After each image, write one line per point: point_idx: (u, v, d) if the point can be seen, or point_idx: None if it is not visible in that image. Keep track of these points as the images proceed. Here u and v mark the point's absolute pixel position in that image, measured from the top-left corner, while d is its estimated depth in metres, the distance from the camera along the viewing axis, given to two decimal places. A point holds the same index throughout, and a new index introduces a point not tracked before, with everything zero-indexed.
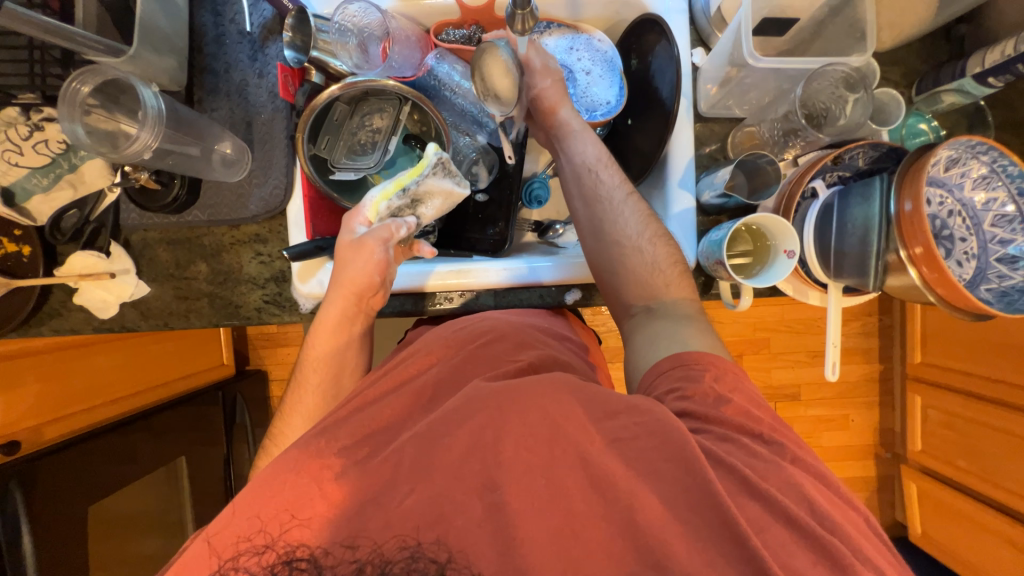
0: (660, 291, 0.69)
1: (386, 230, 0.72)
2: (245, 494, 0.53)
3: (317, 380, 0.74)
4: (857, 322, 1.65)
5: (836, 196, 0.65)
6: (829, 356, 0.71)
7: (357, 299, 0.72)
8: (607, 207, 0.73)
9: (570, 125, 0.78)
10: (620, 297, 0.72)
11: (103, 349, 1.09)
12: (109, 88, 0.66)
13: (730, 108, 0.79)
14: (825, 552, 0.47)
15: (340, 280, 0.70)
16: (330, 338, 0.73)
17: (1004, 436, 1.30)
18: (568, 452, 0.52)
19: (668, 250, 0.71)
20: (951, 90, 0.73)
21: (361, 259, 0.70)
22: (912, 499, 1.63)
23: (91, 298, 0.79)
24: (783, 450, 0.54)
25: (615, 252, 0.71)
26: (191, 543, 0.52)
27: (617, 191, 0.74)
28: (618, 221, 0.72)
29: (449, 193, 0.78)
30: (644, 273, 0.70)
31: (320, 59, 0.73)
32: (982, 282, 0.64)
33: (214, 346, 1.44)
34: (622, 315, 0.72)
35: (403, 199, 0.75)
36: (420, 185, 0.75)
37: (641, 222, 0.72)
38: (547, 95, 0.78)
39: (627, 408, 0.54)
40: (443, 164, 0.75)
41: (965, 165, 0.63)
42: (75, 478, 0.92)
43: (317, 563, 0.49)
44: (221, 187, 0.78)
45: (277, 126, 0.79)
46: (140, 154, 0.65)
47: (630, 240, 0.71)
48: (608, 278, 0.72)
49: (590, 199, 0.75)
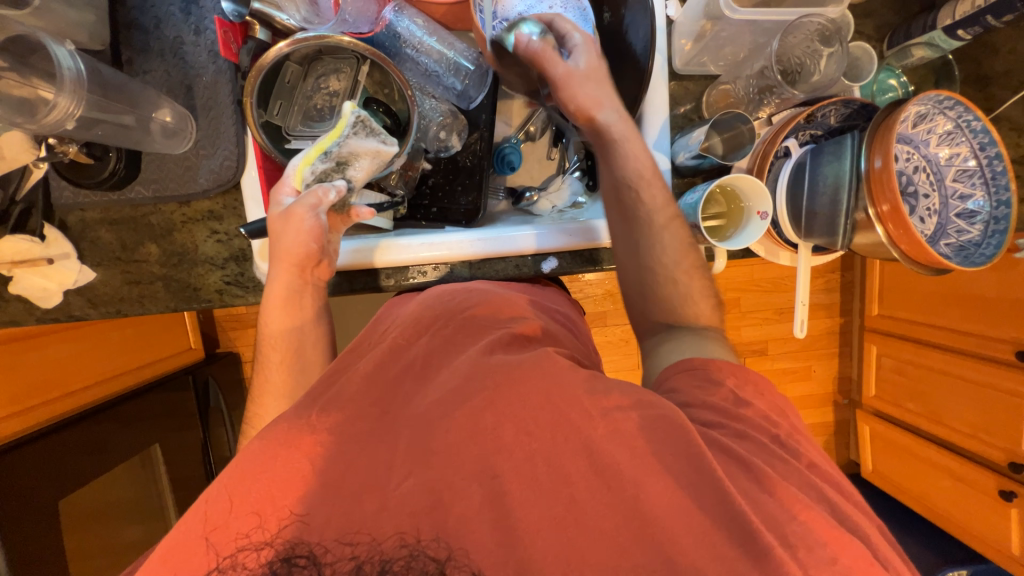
0: (691, 322, 0.69)
1: (313, 196, 0.65)
2: (237, 477, 0.49)
3: (277, 359, 0.72)
4: (821, 279, 1.71)
5: (808, 155, 0.65)
6: (798, 314, 0.72)
7: (298, 271, 0.69)
8: (644, 230, 0.69)
9: (615, 134, 0.69)
10: (647, 318, 0.72)
11: (56, 339, 1.02)
12: (17, 47, 0.57)
13: (704, 65, 0.76)
14: (813, 513, 0.49)
15: (277, 251, 0.66)
16: (284, 314, 0.70)
17: (950, 378, 1.42)
18: (570, 437, 0.52)
19: (703, 281, 0.69)
20: (921, 43, 0.72)
21: (292, 230, 0.65)
22: (865, 440, 1.75)
23: (29, 287, 0.73)
24: (783, 440, 0.55)
25: (648, 276, 0.70)
26: (184, 536, 0.47)
27: (658, 216, 0.69)
28: (654, 247, 0.69)
29: (377, 153, 0.70)
30: (676, 302, 0.69)
31: (264, 11, 0.68)
32: (941, 238, 0.66)
33: (178, 330, 1.37)
34: (644, 334, 0.73)
35: (327, 163, 0.66)
36: (343, 147, 0.66)
37: (679, 251, 0.69)
38: (586, 96, 0.68)
39: (636, 403, 0.54)
40: (364, 123, 0.65)
41: (932, 122, 0.64)
42: (40, 475, 0.89)
43: (317, 561, 0.46)
44: (165, 159, 0.72)
45: (221, 90, 0.72)
46: (62, 123, 0.58)
47: (666, 269, 0.69)
48: (637, 301, 0.72)
49: (626, 216, 0.70)
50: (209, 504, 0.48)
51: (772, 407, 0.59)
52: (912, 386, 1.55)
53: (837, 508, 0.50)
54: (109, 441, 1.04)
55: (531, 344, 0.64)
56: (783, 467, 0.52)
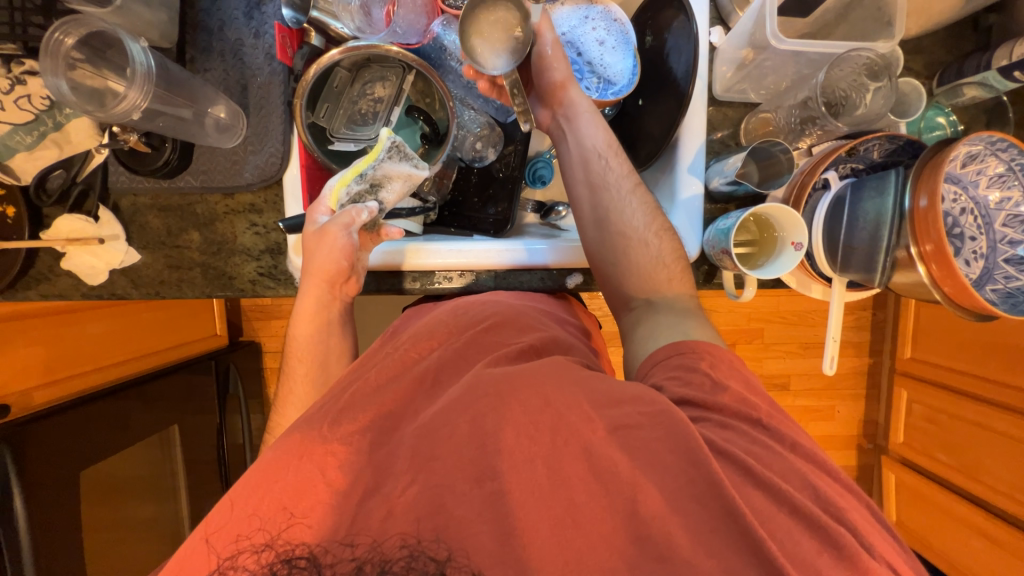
0: (662, 287, 0.70)
1: (347, 216, 0.68)
2: (245, 486, 0.50)
3: (303, 371, 0.73)
4: (850, 316, 1.66)
5: (849, 188, 0.64)
6: (828, 349, 0.70)
7: (329, 286, 0.71)
8: (612, 196, 0.72)
9: (581, 105, 0.74)
10: (622, 290, 0.72)
11: (91, 316, 1.06)
12: (95, 41, 0.61)
13: (745, 92, 0.76)
14: (830, 556, 0.47)
15: (311, 268, 0.69)
16: (311, 325, 0.73)
17: (987, 431, 1.34)
18: (569, 440, 0.52)
19: (672, 244, 0.71)
20: (973, 82, 0.70)
21: (325, 248, 0.68)
22: (889, 488, 1.68)
23: (79, 264, 0.76)
24: (774, 429, 0.55)
25: (618, 242, 0.71)
26: (189, 539, 0.48)
27: (625, 182, 0.73)
28: (623, 212, 0.71)
29: (408, 177, 0.73)
30: (649, 267, 0.70)
31: (320, 20, 0.70)
32: (988, 282, 0.63)
33: (207, 317, 1.42)
34: (622, 309, 0.73)
35: (362, 185, 0.71)
36: (377, 170, 0.70)
37: (647, 215, 0.71)
38: (556, 69, 0.74)
39: (632, 398, 0.55)
40: (398, 148, 0.70)
41: (983, 162, 0.63)
42: (66, 444, 0.92)
43: (317, 562, 0.46)
44: (216, 153, 0.75)
45: (273, 91, 0.75)
46: (128, 113, 0.62)
47: (636, 232, 0.70)
48: (610, 271, 0.72)
49: (594, 185, 0.73)
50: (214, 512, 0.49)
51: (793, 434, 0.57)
52: (944, 436, 1.47)
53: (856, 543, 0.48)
54: (132, 417, 1.07)
55: (540, 357, 0.65)
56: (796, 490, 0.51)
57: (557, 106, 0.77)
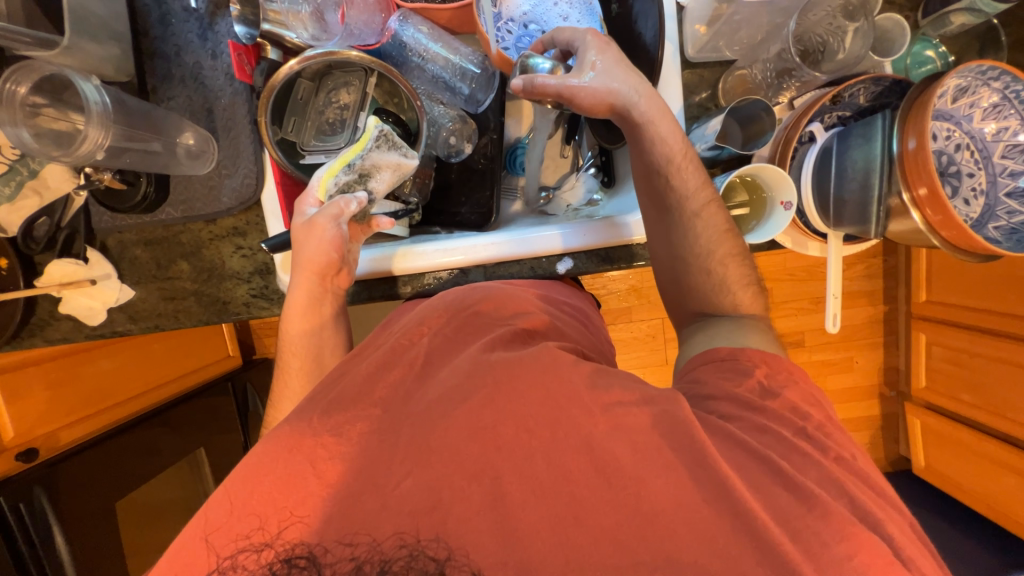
0: (725, 309, 0.68)
1: (335, 207, 0.67)
2: (239, 486, 0.50)
3: (297, 364, 0.74)
4: (860, 264, 1.62)
5: (835, 139, 0.61)
6: (829, 308, 0.68)
7: (319, 278, 0.71)
8: (678, 221, 0.67)
9: (646, 119, 0.64)
10: (682, 308, 0.72)
11: (104, 352, 1.09)
12: (50, 85, 0.61)
13: (720, 49, 0.72)
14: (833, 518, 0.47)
15: (300, 260, 0.69)
16: (304, 322, 0.73)
17: (1006, 365, 1.32)
18: (566, 429, 0.52)
19: (739, 267, 0.68)
20: (961, 9, 0.66)
21: (314, 240, 0.67)
22: (915, 434, 1.65)
23: (76, 306, 0.78)
24: (784, 417, 0.55)
25: (682, 267, 0.69)
26: (188, 537, 0.49)
27: (693, 205, 0.66)
28: (689, 238, 0.67)
29: (398, 166, 0.72)
30: (712, 292, 0.68)
31: (274, 32, 0.69)
32: (990, 220, 0.61)
33: (219, 339, 1.44)
34: (680, 322, 0.73)
35: (350, 174, 0.69)
36: (365, 160, 0.68)
37: (715, 239, 0.67)
38: (608, 82, 0.62)
39: (646, 399, 0.54)
40: (386, 138, 0.68)
41: (974, 94, 0.60)
42: (100, 478, 0.96)
43: (317, 561, 0.47)
44: (191, 181, 0.75)
45: (239, 110, 0.74)
46: (93, 153, 0.62)
47: (700, 260, 0.68)
48: (669, 288, 0.72)
49: (661, 208, 0.68)
50: (210, 511, 0.50)
51: (794, 394, 0.57)
52: (966, 376, 1.44)
53: (856, 500, 0.49)
54: (162, 444, 1.11)
55: (534, 338, 0.64)
56: (793, 454, 0.51)
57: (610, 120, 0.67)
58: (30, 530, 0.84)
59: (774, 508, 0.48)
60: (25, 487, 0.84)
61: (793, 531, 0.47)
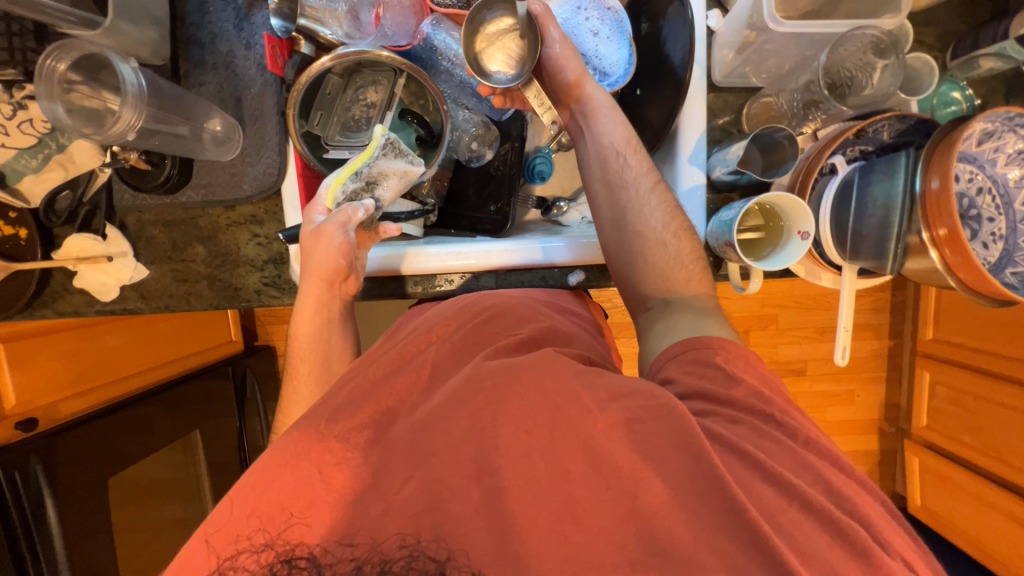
0: (679, 287, 0.68)
1: (343, 214, 0.68)
2: (244, 487, 0.51)
3: (307, 370, 0.74)
4: (868, 298, 1.61)
5: (857, 172, 0.62)
6: (839, 340, 0.68)
7: (329, 284, 0.71)
8: (631, 196, 0.70)
9: (598, 101, 0.72)
10: (637, 291, 0.71)
11: (111, 328, 1.10)
12: (88, 63, 0.62)
13: (747, 76, 0.73)
14: (837, 551, 0.46)
15: (308, 266, 0.69)
16: (311, 325, 0.73)
17: (1010, 411, 1.31)
18: (571, 436, 0.51)
19: (691, 244, 0.69)
20: (990, 54, 0.66)
21: (323, 246, 0.68)
22: (913, 472, 1.63)
23: (91, 281, 0.78)
24: (790, 425, 0.54)
25: (637, 243, 0.69)
26: (188, 540, 0.49)
27: (644, 180, 0.70)
28: (642, 211, 0.69)
29: (404, 173, 0.73)
30: (667, 267, 0.68)
31: (309, 27, 0.70)
32: (1007, 265, 0.61)
33: (221, 323, 1.44)
34: (638, 308, 0.71)
35: (358, 182, 0.70)
36: (372, 168, 0.69)
37: (666, 214, 0.69)
38: (568, 65, 0.71)
39: (633, 391, 0.54)
40: (393, 145, 0.69)
41: (1000, 139, 0.61)
42: (96, 453, 0.96)
43: (317, 562, 0.47)
44: (214, 166, 0.76)
45: (267, 101, 0.75)
46: (124, 134, 0.63)
47: (655, 233, 0.68)
48: (626, 272, 0.70)
49: (613, 184, 0.71)
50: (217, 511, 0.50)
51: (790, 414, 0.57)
52: (968, 418, 1.43)
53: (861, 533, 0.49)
54: (157, 423, 1.11)
55: (541, 348, 0.65)
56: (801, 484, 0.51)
57: (573, 104, 0.74)
58: (23, 501, 0.84)
59: (777, 521, 0.47)
60: (22, 457, 0.84)
61: (794, 552, 0.46)
